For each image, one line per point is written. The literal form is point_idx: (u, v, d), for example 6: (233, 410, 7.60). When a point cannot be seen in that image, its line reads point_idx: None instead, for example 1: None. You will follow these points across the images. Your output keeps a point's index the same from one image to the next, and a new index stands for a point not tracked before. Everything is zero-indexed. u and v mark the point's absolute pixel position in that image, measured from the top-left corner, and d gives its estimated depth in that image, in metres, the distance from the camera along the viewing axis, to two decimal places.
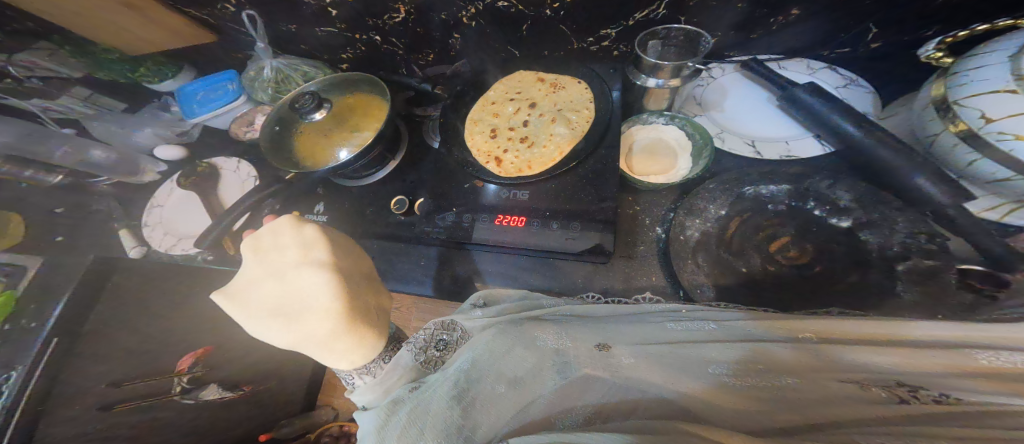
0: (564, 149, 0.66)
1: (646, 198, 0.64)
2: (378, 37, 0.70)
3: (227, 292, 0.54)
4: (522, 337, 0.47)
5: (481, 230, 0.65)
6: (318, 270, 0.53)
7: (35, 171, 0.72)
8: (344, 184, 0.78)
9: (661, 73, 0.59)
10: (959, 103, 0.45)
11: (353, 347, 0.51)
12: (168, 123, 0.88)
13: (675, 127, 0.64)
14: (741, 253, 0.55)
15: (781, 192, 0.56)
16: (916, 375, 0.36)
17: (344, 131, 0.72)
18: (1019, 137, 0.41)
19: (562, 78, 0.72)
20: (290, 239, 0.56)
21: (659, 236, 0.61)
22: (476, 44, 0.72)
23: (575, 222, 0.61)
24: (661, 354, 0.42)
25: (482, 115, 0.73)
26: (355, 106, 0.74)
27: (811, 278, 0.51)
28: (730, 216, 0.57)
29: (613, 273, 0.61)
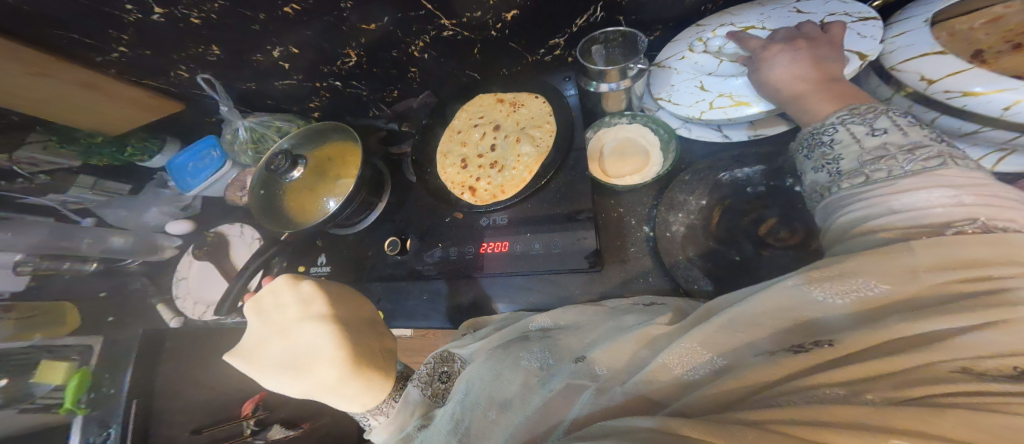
0: (534, 167, 0.65)
1: (628, 198, 0.61)
2: (339, 81, 0.70)
3: (242, 353, 0.58)
4: (508, 359, 0.48)
5: (468, 260, 0.66)
6: (318, 322, 0.56)
7: (72, 263, 0.84)
8: (340, 232, 0.77)
9: (610, 76, 0.57)
10: (895, 69, 0.43)
11: (361, 390, 0.54)
12: (170, 198, 0.89)
13: (638, 125, 0.63)
14: (731, 242, 0.53)
15: (757, 173, 0.55)
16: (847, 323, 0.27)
17: (327, 181, 0.71)
18: (968, 92, 0.38)
19: (520, 95, 0.72)
20: (289, 296, 0.60)
21: (647, 234, 0.59)
22: (435, 74, 0.72)
23: (556, 237, 0.61)
24: (628, 358, 0.39)
25: (451, 146, 0.74)
26: (332, 157, 0.73)
27: (807, 257, 0.48)
28: (711, 205, 0.55)
29: (608, 281, 0.58)
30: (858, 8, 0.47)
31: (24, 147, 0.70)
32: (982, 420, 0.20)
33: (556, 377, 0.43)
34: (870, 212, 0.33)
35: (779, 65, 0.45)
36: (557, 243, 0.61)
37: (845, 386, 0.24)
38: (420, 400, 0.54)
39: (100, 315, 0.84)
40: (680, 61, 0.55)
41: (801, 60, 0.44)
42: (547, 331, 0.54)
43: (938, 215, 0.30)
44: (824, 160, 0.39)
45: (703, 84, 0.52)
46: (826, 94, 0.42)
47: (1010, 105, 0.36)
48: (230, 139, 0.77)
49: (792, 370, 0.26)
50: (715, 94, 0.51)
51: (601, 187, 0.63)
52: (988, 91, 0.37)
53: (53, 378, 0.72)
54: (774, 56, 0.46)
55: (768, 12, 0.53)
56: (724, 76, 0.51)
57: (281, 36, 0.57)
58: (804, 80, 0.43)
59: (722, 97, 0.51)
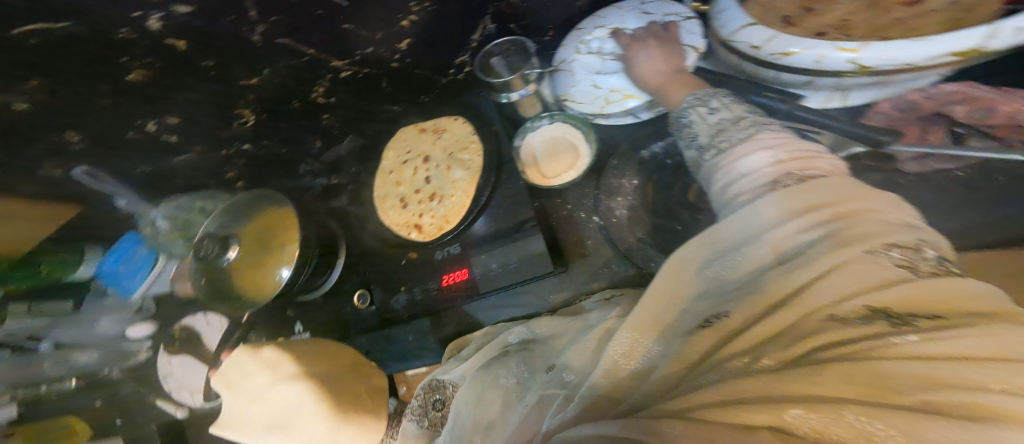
0: (470, 191, 0.64)
1: (573, 193, 0.61)
2: (247, 144, 0.67)
3: (224, 423, 0.59)
4: (488, 380, 0.50)
5: (433, 294, 0.65)
6: (293, 382, 0.58)
7: (51, 385, 0.64)
8: (305, 297, 0.71)
9: (517, 83, 0.59)
10: (730, 40, 0.46)
11: (354, 435, 0.58)
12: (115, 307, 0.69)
13: (558, 123, 0.64)
14: (670, 214, 0.57)
15: (670, 145, 0.58)
16: (744, 285, 0.31)
17: (273, 252, 0.65)
18: (786, 53, 0.42)
19: (440, 121, 0.71)
20: (254, 364, 0.60)
21: (599, 224, 0.58)
22: (348, 112, 0.72)
23: (512, 251, 0.60)
24: (592, 352, 0.43)
25: (386, 189, 0.72)
26: (269, 223, 0.66)
27: None
28: (642, 183, 0.58)
29: (574, 279, 0.58)
30: (676, 8, 0.55)
31: None
32: (853, 372, 0.22)
33: (533, 391, 0.45)
34: (725, 182, 0.36)
35: (640, 61, 0.51)
36: (511, 258, 0.60)
37: (747, 355, 0.28)
38: (419, 433, 0.57)
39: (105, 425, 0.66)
40: (571, 67, 0.57)
41: (654, 55, 0.50)
42: (527, 342, 0.55)
43: (766, 176, 0.33)
44: (695, 145, 0.42)
45: (596, 81, 0.55)
46: (676, 81, 0.49)
47: (819, 59, 0.41)
48: (151, 233, 0.64)
49: (712, 343, 0.31)
50: (610, 90, 0.55)
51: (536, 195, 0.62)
52: (801, 50, 0.41)
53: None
54: (636, 54, 0.52)
55: (624, 13, 0.57)
56: (612, 72, 0.55)
57: (158, 103, 0.54)
58: (660, 73, 0.50)
59: (616, 92, 0.54)
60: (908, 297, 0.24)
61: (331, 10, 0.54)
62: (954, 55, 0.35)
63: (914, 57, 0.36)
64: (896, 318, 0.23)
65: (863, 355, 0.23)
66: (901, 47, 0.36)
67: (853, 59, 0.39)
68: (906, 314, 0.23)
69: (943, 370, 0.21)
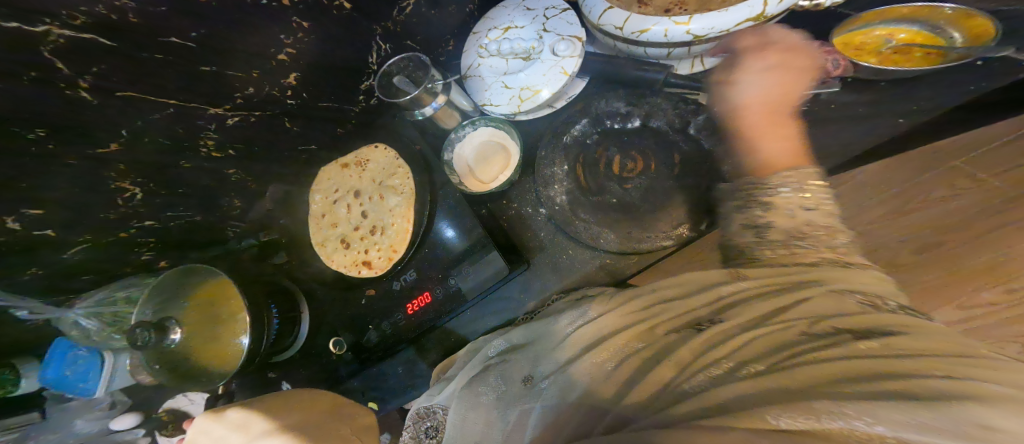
0: (409, 215, 0.63)
1: (515, 193, 0.63)
2: (152, 220, 0.53)
3: None
4: (463, 398, 0.45)
5: (401, 326, 0.63)
6: (269, 437, 0.50)
7: None
8: (282, 356, 0.65)
9: (427, 98, 0.58)
10: (598, 25, 0.49)
11: None
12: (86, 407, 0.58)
13: (483, 127, 0.63)
14: (602, 190, 0.57)
15: (586, 126, 0.58)
16: (720, 314, 0.36)
17: (224, 323, 0.60)
18: (643, 31, 0.46)
19: (361, 153, 0.71)
20: (222, 430, 0.54)
21: (546, 215, 0.61)
22: (264, 166, 0.63)
23: (465, 266, 0.59)
24: (563, 356, 0.43)
25: (324, 232, 0.70)
26: (212, 296, 0.61)
27: (675, 172, 0.55)
28: (573, 166, 0.57)
29: (539, 272, 0.61)
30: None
31: None
32: (826, 366, 0.27)
33: (512, 408, 0.41)
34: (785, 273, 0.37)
35: (748, 87, 0.48)
36: (467, 270, 0.59)
37: (738, 360, 0.31)
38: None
39: None
40: (474, 75, 0.56)
41: (770, 81, 0.48)
42: (504, 353, 0.52)
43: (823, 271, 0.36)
44: (762, 210, 0.41)
45: (505, 82, 0.54)
46: (778, 130, 0.46)
47: (666, 34, 0.45)
48: (81, 336, 0.56)
49: (694, 346, 0.34)
50: (521, 89, 0.53)
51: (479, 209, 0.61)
52: (652, 26, 0.45)
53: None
54: (749, 69, 0.48)
55: (511, 12, 0.57)
56: (517, 71, 0.54)
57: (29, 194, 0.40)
58: (769, 105, 0.47)
59: (527, 89, 0.53)
60: (855, 319, 0.30)
61: (172, 53, 0.42)
62: (750, 20, 0.42)
63: (726, 24, 0.42)
64: (857, 331, 0.30)
65: (833, 356, 0.28)
66: (717, 16, 0.42)
67: (688, 31, 0.43)
68: (863, 330, 0.30)
69: (899, 366, 0.26)
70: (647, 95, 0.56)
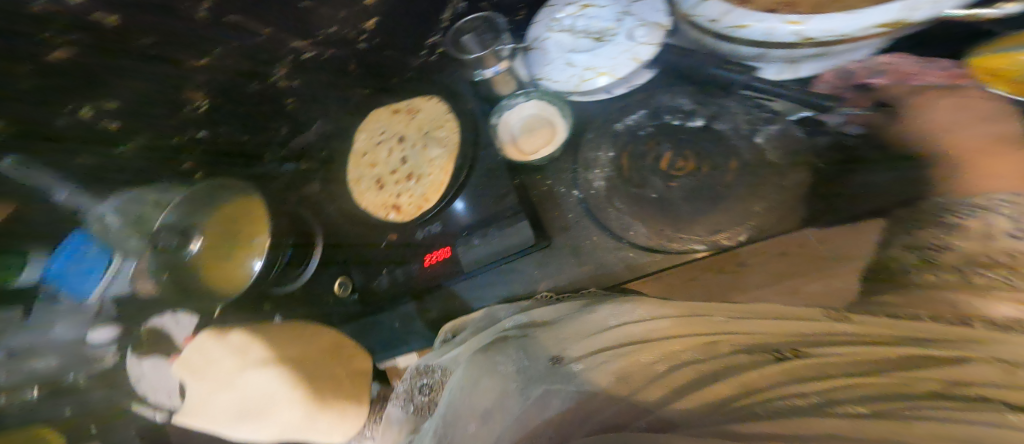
0: (449, 167, 0.64)
1: (552, 170, 0.65)
2: (206, 130, 0.56)
3: (186, 412, 0.63)
4: (484, 366, 0.51)
5: (416, 276, 0.66)
6: (263, 368, 0.63)
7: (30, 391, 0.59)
8: (283, 288, 0.64)
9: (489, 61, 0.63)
10: (691, 14, 0.50)
11: (332, 419, 0.63)
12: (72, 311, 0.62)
13: (534, 99, 0.67)
14: (644, 182, 0.61)
15: (641, 118, 0.64)
16: (809, 347, 0.42)
17: (239, 246, 0.60)
18: (740, 27, 0.46)
19: (414, 100, 0.71)
20: (218, 350, 0.63)
21: (579, 197, 0.63)
22: (316, 102, 0.66)
23: (492, 229, 0.62)
24: (601, 345, 0.49)
25: (360, 170, 0.71)
26: (233, 214, 0.62)
27: (704, 177, 0.61)
28: (618, 154, 0.63)
29: (559, 250, 0.63)
30: None
31: None
32: (923, 427, 0.32)
33: (535, 384, 0.46)
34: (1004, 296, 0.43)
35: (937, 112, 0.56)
36: (494, 234, 0.62)
37: (825, 398, 0.36)
38: (404, 418, 0.59)
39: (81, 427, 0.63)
40: (542, 44, 0.57)
41: (961, 109, 0.54)
42: (524, 327, 0.57)
43: None
44: (943, 232, 0.50)
45: (570, 60, 0.55)
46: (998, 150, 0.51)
47: (769, 32, 0.44)
48: (101, 230, 0.59)
49: (776, 376, 0.39)
50: (585, 68, 0.54)
51: (512, 179, 0.63)
52: (754, 23, 0.45)
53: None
54: (938, 101, 0.56)
55: None
56: (585, 50, 0.54)
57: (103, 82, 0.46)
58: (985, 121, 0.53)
59: (591, 70, 0.54)
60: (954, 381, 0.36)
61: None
62: (880, 26, 0.40)
63: (844, 28, 0.41)
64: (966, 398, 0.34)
65: (922, 418, 0.32)
66: (838, 19, 0.41)
67: (797, 30, 0.42)
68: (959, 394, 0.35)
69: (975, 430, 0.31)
70: (719, 95, 0.62)
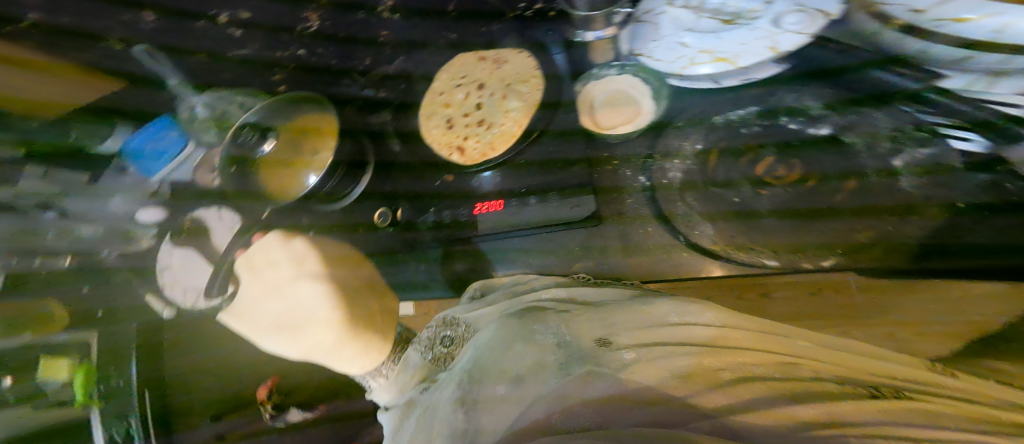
0: (523, 122, 0.65)
1: (623, 151, 0.65)
2: (303, 51, 0.70)
3: (238, 309, 0.71)
4: (523, 333, 0.54)
5: (466, 223, 0.68)
6: (312, 282, 0.68)
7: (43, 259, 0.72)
8: (321, 207, 0.66)
9: (597, 24, 0.61)
10: (883, 2, 0.44)
11: (359, 352, 0.67)
12: (136, 184, 0.71)
13: (629, 75, 0.66)
14: (729, 185, 0.59)
15: (750, 114, 0.60)
16: (916, 401, 0.40)
17: (297, 157, 0.67)
18: (955, 20, 0.39)
19: (502, 51, 0.75)
20: (280, 253, 0.70)
21: (644, 184, 0.64)
22: (405, 34, 0.77)
23: (552, 193, 0.64)
24: (655, 340, 0.49)
25: (433, 107, 0.76)
26: (303, 129, 0.70)
27: (804, 194, 0.56)
28: (706, 148, 0.61)
29: (608, 231, 0.65)
30: None
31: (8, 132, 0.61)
32: None
33: (577, 361, 0.47)
34: None
35: None
36: (552, 199, 0.64)
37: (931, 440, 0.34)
38: (421, 363, 0.65)
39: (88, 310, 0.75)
40: (660, 14, 0.56)
41: None
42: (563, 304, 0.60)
43: None
44: None
45: (684, 40, 0.56)
46: None
47: (1003, 27, 0.37)
48: (188, 118, 0.69)
49: (872, 409, 0.38)
50: (697, 51, 0.56)
51: (575, 153, 0.64)
52: (980, 17, 0.38)
53: (58, 372, 0.69)
54: None
55: None
56: (705, 31, 0.55)
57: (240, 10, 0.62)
58: None
59: (704, 54, 0.56)
60: None
61: None
62: None
63: None
64: None
65: None
66: None
67: None
68: None
69: None
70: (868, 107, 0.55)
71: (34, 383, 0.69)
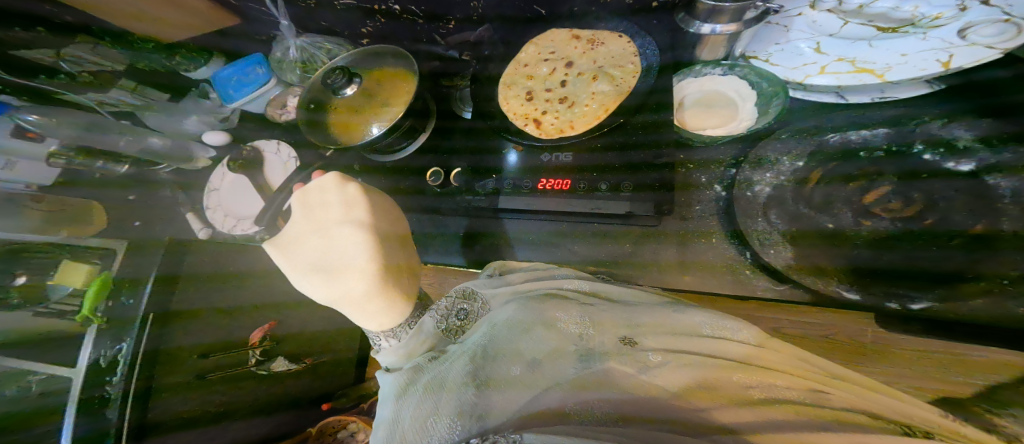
0: (609, 106, 0.69)
1: (700, 156, 0.66)
2: (397, 7, 0.83)
3: (279, 244, 0.71)
4: (544, 319, 0.53)
5: (523, 198, 0.69)
6: (355, 228, 0.68)
7: (106, 162, 0.89)
8: (378, 160, 0.85)
9: (720, 18, 0.56)
10: None
11: (384, 309, 0.65)
12: (210, 109, 0.98)
13: (737, 77, 0.63)
14: (827, 208, 0.55)
15: (878, 136, 0.56)
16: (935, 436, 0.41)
17: (374, 106, 0.83)
18: None
19: (602, 34, 0.78)
20: (334, 194, 0.71)
21: (719, 194, 0.63)
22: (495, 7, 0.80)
23: (625, 183, 0.63)
24: (682, 351, 0.50)
25: (517, 79, 0.79)
26: (381, 80, 0.85)
27: (920, 231, 0.51)
28: (809, 166, 0.57)
29: (666, 233, 0.65)
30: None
31: (73, 45, 0.80)
32: None
33: (599, 357, 0.49)
34: None
35: None
36: (625, 189, 0.62)
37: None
38: (434, 333, 0.62)
39: (128, 219, 0.89)
40: (797, 17, 0.61)
41: None
42: (585, 294, 0.59)
43: None
44: None
45: (819, 45, 0.60)
46: None
47: None
48: (281, 57, 0.94)
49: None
50: (834, 58, 0.59)
51: (658, 145, 0.62)
52: None
53: (74, 280, 0.77)
54: None
55: None
56: (847, 38, 0.58)
57: None
58: None
59: (834, 63, 0.59)
60: None
61: None
62: None
63: None
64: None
65: None
66: None
67: None
68: None
69: None
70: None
71: (47, 284, 0.77)
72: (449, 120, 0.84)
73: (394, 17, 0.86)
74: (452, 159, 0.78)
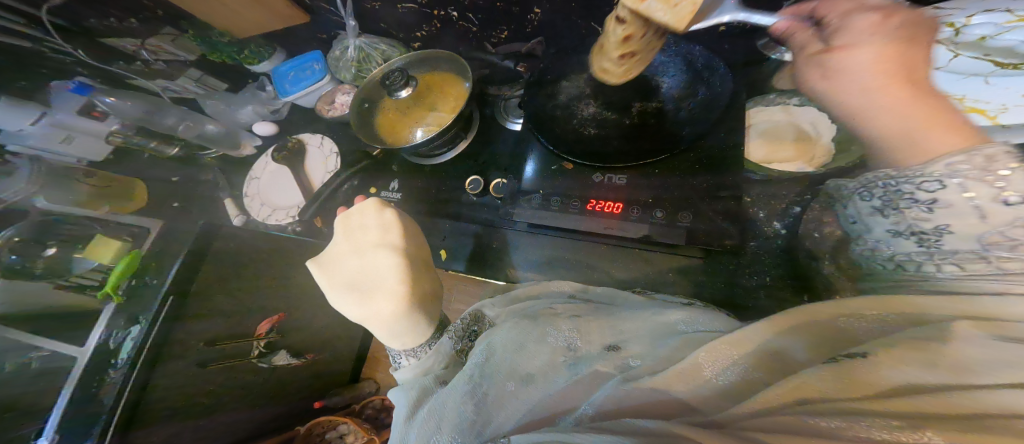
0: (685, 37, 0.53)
1: (760, 190, 0.64)
2: (456, 12, 0.84)
3: (320, 261, 0.72)
4: (535, 332, 0.49)
5: (573, 218, 0.67)
6: (391, 252, 0.67)
7: (157, 143, 0.94)
8: (416, 162, 0.85)
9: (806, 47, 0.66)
10: None
11: (407, 330, 0.64)
12: (264, 101, 1.03)
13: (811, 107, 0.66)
14: None
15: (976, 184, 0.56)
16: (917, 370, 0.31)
17: (422, 110, 0.84)
18: None
19: None
20: (373, 220, 0.71)
21: (779, 231, 0.62)
22: (553, 21, 0.81)
23: (681, 212, 0.63)
24: (673, 352, 0.42)
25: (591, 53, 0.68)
26: (433, 84, 0.86)
27: None
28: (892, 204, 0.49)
29: (706, 268, 0.62)
30: None
31: (157, 36, 0.85)
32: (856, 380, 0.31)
33: (585, 362, 0.44)
34: None
35: None
36: (683, 219, 0.62)
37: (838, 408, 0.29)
38: (450, 352, 0.58)
39: (167, 200, 0.94)
40: None
41: None
42: (575, 307, 0.55)
43: None
44: None
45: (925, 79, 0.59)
46: None
47: None
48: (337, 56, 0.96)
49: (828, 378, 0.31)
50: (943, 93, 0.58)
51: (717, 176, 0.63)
52: None
53: (104, 255, 0.72)
54: None
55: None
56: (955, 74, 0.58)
57: None
58: None
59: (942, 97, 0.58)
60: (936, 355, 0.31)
61: None
62: None
63: None
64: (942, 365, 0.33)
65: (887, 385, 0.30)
66: None
67: None
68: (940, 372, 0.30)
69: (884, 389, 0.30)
70: None
71: (73, 257, 0.72)
72: (494, 129, 0.84)
73: (451, 23, 0.87)
74: (490, 169, 0.79)
